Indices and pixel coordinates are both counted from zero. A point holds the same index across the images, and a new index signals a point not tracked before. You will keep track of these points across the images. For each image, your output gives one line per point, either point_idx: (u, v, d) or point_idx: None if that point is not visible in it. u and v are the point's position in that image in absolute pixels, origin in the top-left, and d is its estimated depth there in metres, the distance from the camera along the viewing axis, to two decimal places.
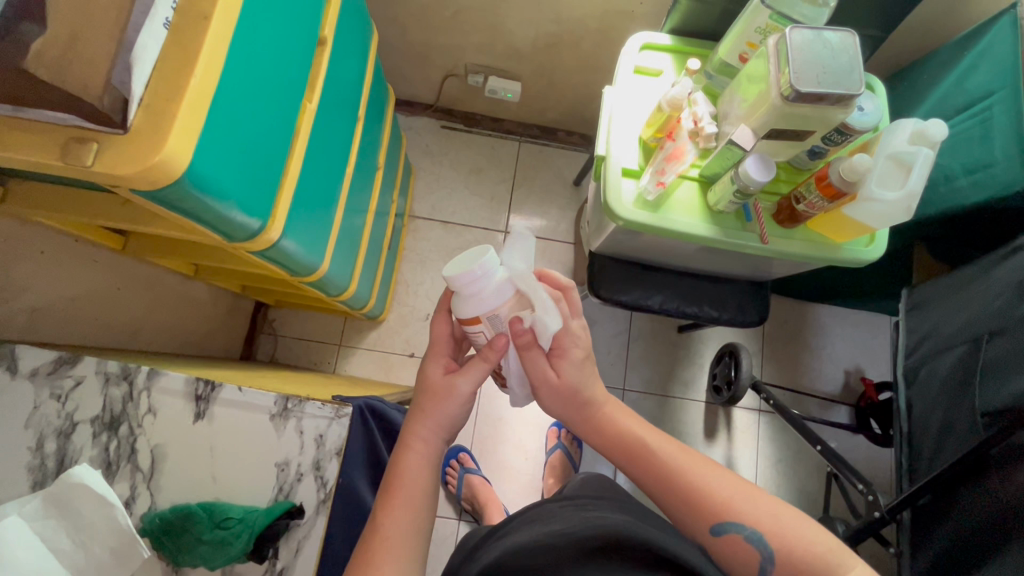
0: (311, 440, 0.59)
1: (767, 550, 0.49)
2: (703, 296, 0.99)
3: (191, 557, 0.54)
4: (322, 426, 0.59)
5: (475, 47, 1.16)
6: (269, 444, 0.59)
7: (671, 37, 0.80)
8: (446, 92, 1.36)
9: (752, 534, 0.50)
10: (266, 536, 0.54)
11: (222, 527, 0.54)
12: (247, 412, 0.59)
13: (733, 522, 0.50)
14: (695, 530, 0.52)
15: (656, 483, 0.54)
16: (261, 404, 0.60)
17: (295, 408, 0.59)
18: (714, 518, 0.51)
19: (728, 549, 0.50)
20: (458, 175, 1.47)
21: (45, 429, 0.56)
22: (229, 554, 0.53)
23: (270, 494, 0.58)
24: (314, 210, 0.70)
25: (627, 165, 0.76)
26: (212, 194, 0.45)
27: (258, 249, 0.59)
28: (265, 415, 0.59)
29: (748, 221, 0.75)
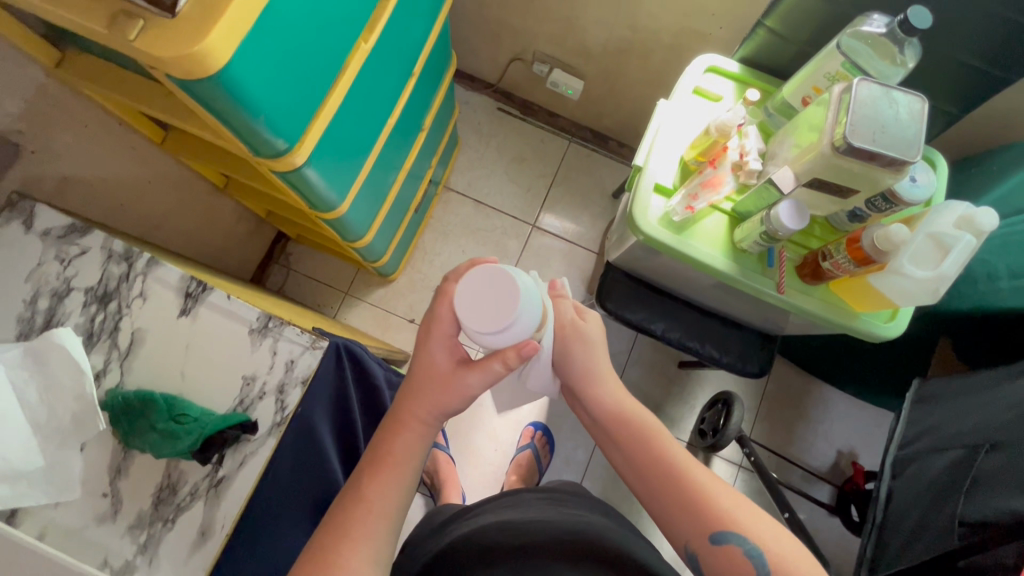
0: (282, 363, 0.60)
1: (763, 567, 0.49)
2: (708, 334, 0.97)
3: (141, 442, 0.55)
4: (296, 352, 0.60)
5: (545, 37, 1.16)
6: (242, 355, 0.60)
7: (738, 65, 0.79)
8: (509, 76, 1.36)
9: (751, 550, 0.50)
10: (215, 441, 0.55)
11: (177, 420, 0.55)
12: (229, 320, 0.61)
13: (735, 534, 0.51)
14: (690, 537, 0.53)
15: (656, 481, 0.55)
16: (244, 316, 0.61)
17: (274, 328, 0.61)
18: (715, 527, 0.51)
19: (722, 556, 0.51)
20: (502, 159, 1.47)
21: (43, 284, 0.58)
22: (176, 448, 0.54)
23: (230, 404, 0.59)
24: (346, 149, 0.71)
25: (661, 182, 0.75)
26: (244, 102, 0.46)
27: (280, 170, 0.60)
28: (245, 328, 0.61)
29: (769, 267, 0.73)
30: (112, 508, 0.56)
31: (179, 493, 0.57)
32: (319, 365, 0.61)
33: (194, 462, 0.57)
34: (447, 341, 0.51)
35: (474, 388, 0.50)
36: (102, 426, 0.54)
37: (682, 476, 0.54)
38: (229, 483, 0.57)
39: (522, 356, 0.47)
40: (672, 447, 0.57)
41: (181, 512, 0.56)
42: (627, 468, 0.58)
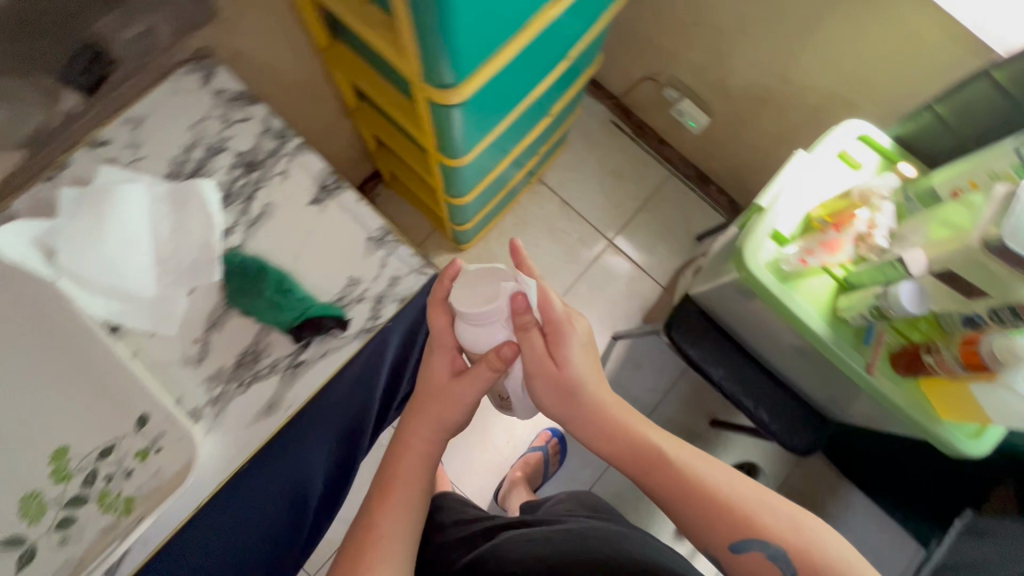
0: (388, 277, 0.58)
1: (786, 567, 0.55)
2: (763, 395, 0.95)
3: (246, 304, 0.55)
4: (403, 272, 0.58)
5: (688, 64, 1.17)
6: (353, 257, 0.58)
7: (891, 142, 0.77)
8: (638, 93, 1.37)
9: (773, 553, 0.55)
10: (313, 322, 0.54)
11: (285, 293, 0.55)
12: (353, 221, 0.59)
13: (756, 540, 0.56)
14: (715, 544, 0.58)
15: (669, 491, 0.58)
16: (365, 223, 0.59)
17: (391, 243, 0.58)
18: (736, 535, 0.56)
19: (747, 562, 0.56)
20: (600, 170, 1.48)
21: (201, 137, 0.59)
22: (278, 319, 0.54)
23: (332, 295, 0.57)
24: (493, 105, 0.73)
25: (779, 229, 0.74)
26: (447, 16, 0.50)
27: (439, 101, 0.62)
28: (364, 233, 0.58)
29: (864, 343, 0.72)
30: (198, 354, 0.55)
31: (259, 364, 0.55)
32: (421, 289, 0.58)
33: (286, 336, 0.56)
34: (448, 355, 0.58)
35: (468, 399, 0.57)
36: (217, 279, 0.56)
37: (698, 487, 0.58)
38: (307, 369, 0.55)
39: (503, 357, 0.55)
40: (677, 455, 0.60)
41: (255, 380, 0.55)
42: (648, 483, 0.60)
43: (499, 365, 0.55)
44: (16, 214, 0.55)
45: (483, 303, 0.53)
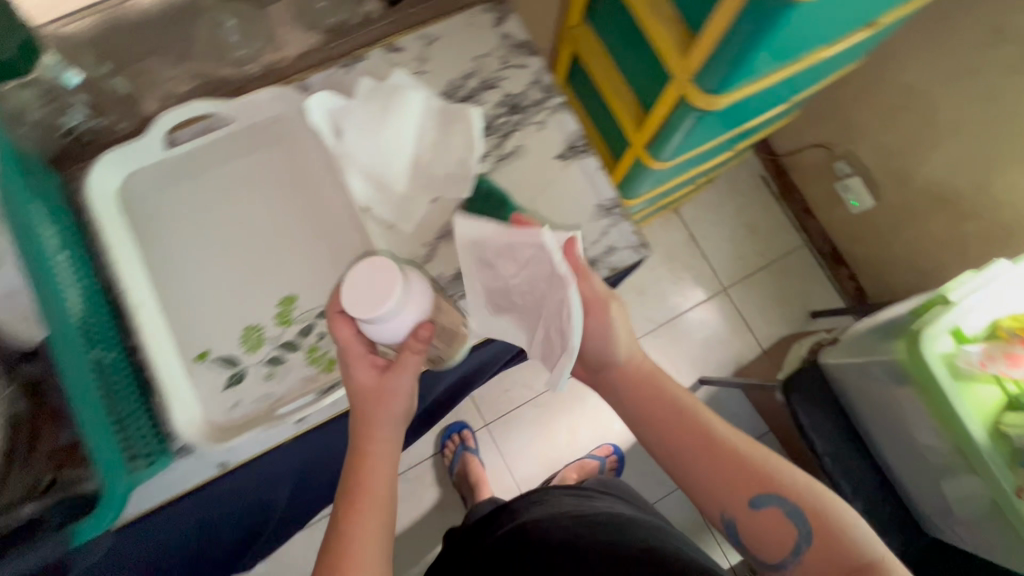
0: (603, 245, 0.61)
1: (805, 527, 0.51)
2: (860, 483, 0.93)
3: None
4: (620, 245, 0.61)
5: (874, 145, 1.16)
6: (580, 216, 0.61)
7: None
8: (801, 157, 1.37)
9: (790, 510, 0.51)
10: None
11: None
12: (589, 185, 0.62)
13: (773, 494, 0.52)
14: (731, 503, 0.54)
15: (691, 453, 0.55)
16: (600, 190, 0.62)
17: (617, 215, 0.62)
18: (756, 489, 0.53)
19: (763, 522, 0.52)
20: (735, 218, 1.48)
21: (479, 70, 0.64)
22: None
23: None
24: (721, 122, 0.76)
25: (963, 326, 0.74)
26: (767, 25, 0.54)
27: (695, 102, 0.66)
28: (595, 199, 0.62)
29: (1019, 465, 0.72)
30: (425, 256, 0.60)
31: None
32: (630, 266, 0.61)
33: None
34: (363, 356, 0.49)
35: (410, 383, 0.49)
36: (464, 195, 0.60)
37: (713, 439, 0.55)
38: None
39: (418, 339, 0.46)
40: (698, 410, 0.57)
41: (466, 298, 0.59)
42: (662, 451, 0.57)
43: (418, 348, 0.47)
44: (311, 86, 0.62)
45: (379, 302, 0.43)
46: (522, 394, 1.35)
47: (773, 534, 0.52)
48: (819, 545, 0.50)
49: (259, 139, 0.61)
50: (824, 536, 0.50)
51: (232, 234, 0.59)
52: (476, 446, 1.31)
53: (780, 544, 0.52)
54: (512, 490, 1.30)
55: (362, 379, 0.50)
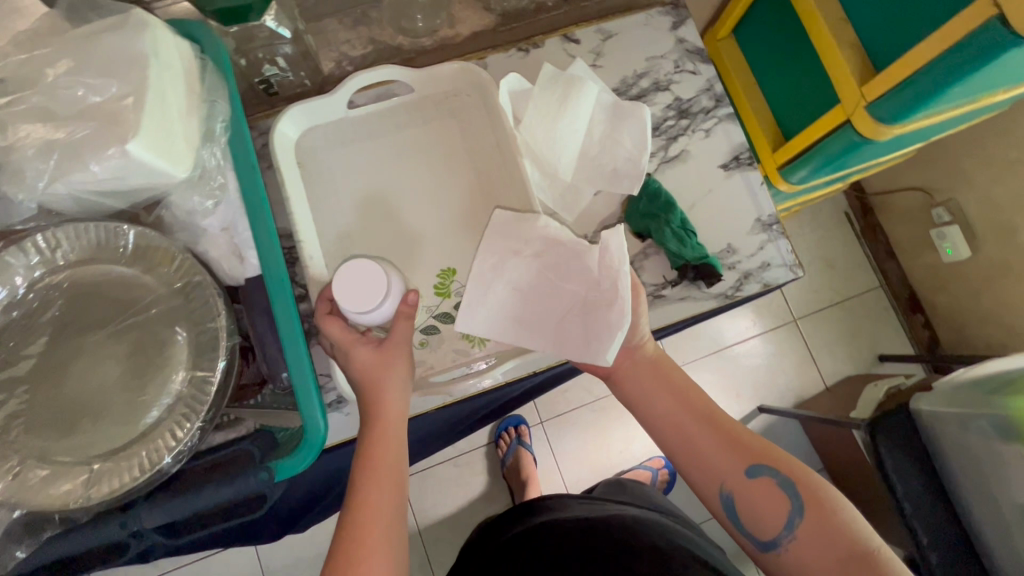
0: (760, 259, 0.61)
1: (796, 498, 0.52)
2: (939, 537, 0.90)
3: (646, 223, 0.60)
4: (776, 261, 0.61)
5: (981, 196, 1.15)
6: (738, 228, 0.62)
7: None
8: (894, 198, 1.35)
9: (784, 483, 0.53)
10: (699, 267, 0.58)
11: (684, 230, 0.59)
12: (749, 198, 0.62)
13: (765, 466, 0.54)
14: (726, 474, 0.55)
15: (699, 447, 0.57)
16: (761, 204, 0.62)
17: (775, 232, 0.61)
18: (750, 460, 0.55)
19: (758, 493, 0.54)
20: (813, 250, 1.47)
21: (652, 71, 0.65)
22: (681, 250, 0.58)
23: (711, 252, 0.61)
24: (866, 156, 0.76)
25: None
26: (970, 65, 0.53)
27: (858, 130, 0.66)
28: (755, 213, 0.62)
29: None
30: None
31: None
32: (783, 283, 0.61)
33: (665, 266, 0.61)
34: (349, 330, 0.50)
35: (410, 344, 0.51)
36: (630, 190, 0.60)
37: (714, 420, 0.57)
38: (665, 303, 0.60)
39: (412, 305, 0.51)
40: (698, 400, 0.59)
41: None
42: (660, 428, 0.59)
43: (411, 314, 0.50)
44: (487, 66, 0.63)
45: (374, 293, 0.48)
46: (581, 397, 1.35)
47: (765, 503, 0.54)
48: (811, 517, 0.51)
49: (434, 111, 0.62)
50: (815, 508, 0.52)
51: (399, 201, 0.61)
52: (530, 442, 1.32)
53: (774, 520, 0.53)
54: (560, 490, 1.31)
55: (351, 352, 0.50)
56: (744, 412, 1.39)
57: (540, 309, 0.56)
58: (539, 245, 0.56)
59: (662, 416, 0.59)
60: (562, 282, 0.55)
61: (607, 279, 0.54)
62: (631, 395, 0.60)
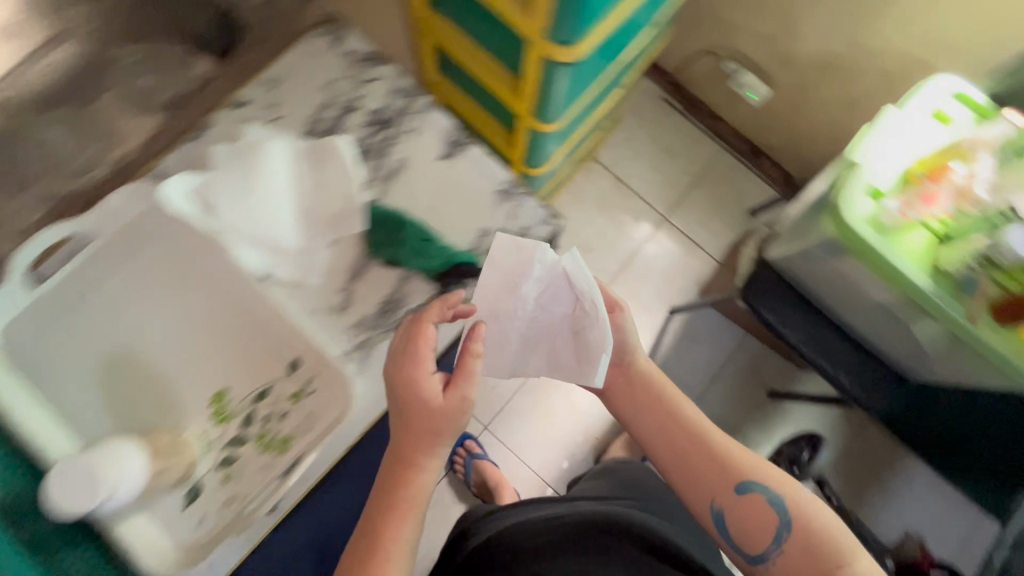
0: (517, 226, 0.60)
1: (785, 517, 0.62)
2: (837, 357, 0.97)
3: (390, 253, 0.57)
4: (533, 223, 0.60)
5: (752, 36, 1.18)
6: (484, 209, 0.60)
7: (984, 98, 0.78)
8: (693, 68, 1.38)
9: (773, 500, 0.63)
10: (458, 268, 0.57)
11: (426, 242, 0.57)
12: (481, 176, 0.61)
13: (753, 482, 0.64)
14: (719, 488, 0.65)
15: (695, 454, 0.66)
16: (495, 175, 0.61)
17: (519, 195, 0.60)
18: (740, 479, 0.64)
19: (748, 508, 0.63)
20: (652, 147, 1.50)
21: (335, 97, 0.61)
22: (427, 263, 0.56)
23: (471, 243, 0.59)
24: (592, 69, 0.76)
25: (876, 184, 0.76)
26: None
27: (554, 58, 0.66)
28: (493, 187, 0.60)
29: (965, 295, 0.72)
30: (342, 303, 0.57)
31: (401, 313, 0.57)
32: (551, 238, 0.61)
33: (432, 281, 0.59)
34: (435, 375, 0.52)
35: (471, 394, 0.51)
36: (358, 229, 0.58)
37: (704, 434, 0.67)
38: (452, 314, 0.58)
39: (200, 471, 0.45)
40: (688, 409, 0.69)
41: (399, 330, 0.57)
42: (654, 431, 0.69)
43: (475, 350, 0.51)
44: (164, 171, 0.58)
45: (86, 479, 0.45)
46: (510, 385, 1.35)
47: (751, 516, 0.63)
48: (797, 528, 0.61)
49: (128, 245, 0.56)
50: (806, 525, 0.61)
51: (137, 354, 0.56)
52: (484, 450, 1.31)
53: (765, 532, 0.63)
54: (531, 478, 1.31)
55: (432, 397, 0.51)
56: (660, 322, 1.42)
57: (538, 337, 0.56)
58: (540, 274, 0.54)
59: (658, 417, 0.69)
60: (552, 305, 0.55)
61: (583, 302, 0.55)
62: (642, 399, 0.70)
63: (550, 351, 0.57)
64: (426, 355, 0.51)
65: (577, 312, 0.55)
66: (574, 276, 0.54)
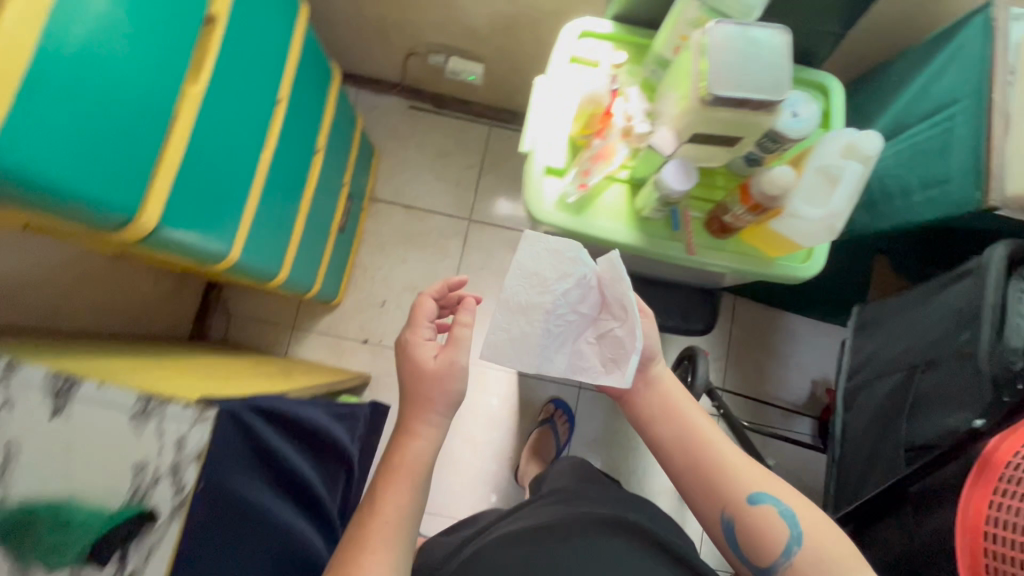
0: (172, 443, 0.53)
1: (796, 531, 0.51)
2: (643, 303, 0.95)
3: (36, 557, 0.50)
4: (184, 432, 0.54)
5: (431, 26, 1.11)
6: (126, 444, 0.53)
7: (613, 24, 0.75)
8: (410, 73, 1.31)
9: (784, 511, 0.52)
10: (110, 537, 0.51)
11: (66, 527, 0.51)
12: (105, 412, 0.52)
13: (768, 495, 0.52)
14: (724, 496, 0.53)
15: (686, 459, 0.56)
16: (121, 402, 0.53)
17: (156, 409, 0.53)
18: (753, 487, 0.53)
19: (757, 518, 0.52)
20: (425, 159, 1.43)
21: None
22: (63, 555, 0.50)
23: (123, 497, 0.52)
24: (219, 197, 0.66)
25: (551, 164, 0.72)
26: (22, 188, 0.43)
27: (133, 238, 0.56)
28: (124, 415, 0.53)
29: (676, 231, 0.70)
30: None
31: None
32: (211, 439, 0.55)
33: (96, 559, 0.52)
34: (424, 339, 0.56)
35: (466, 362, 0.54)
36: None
37: (707, 445, 0.55)
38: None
39: None
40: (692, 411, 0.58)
41: None
42: (664, 442, 0.57)
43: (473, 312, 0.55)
44: None
45: None
46: None
47: (761, 527, 0.52)
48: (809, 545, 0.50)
49: None
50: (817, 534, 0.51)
51: None
52: None
53: (774, 546, 0.51)
54: None
55: (424, 360, 0.55)
56: None
57: (561, 335, 0.55)
58: (560, 270, 0.54)
59: (656, 421, 0.58)
60: (560, 306, 0.54)
61: (605, 295, 0.55)
62: (633, 414, 0.60)
63: (572, 354, 0.56)
64: (425, 335, 0.57)
65: (604, 317, 0.55)
66: (608, 284, 0.54)
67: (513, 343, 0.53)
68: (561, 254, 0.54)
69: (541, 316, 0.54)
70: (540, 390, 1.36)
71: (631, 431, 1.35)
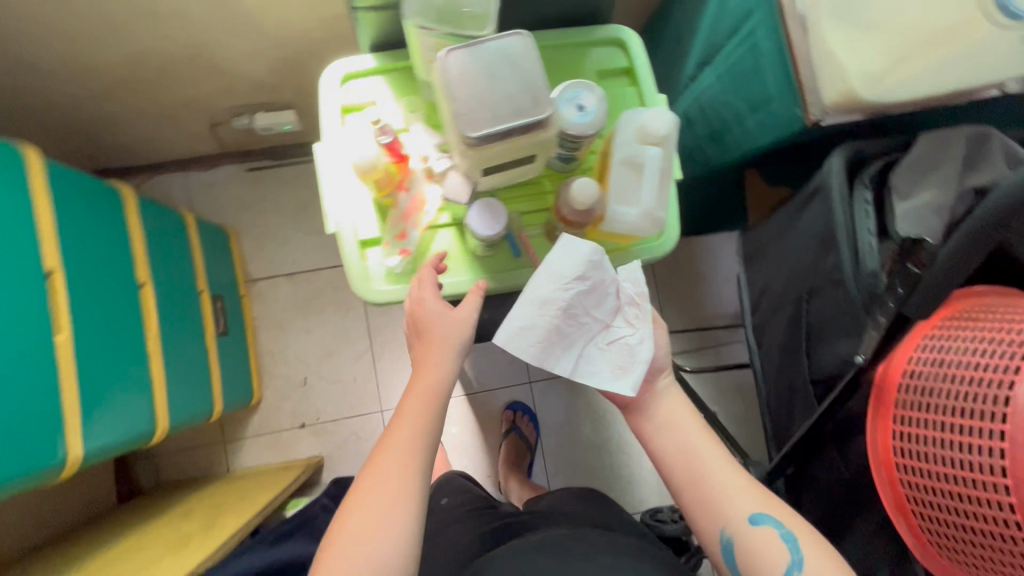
0: None
1: (799, 554, 0.46)
2: None
3: None
4: None
5: (216, 94, 0.98)
6: None
7: (374, 56, 0.65)
8: (228, 141, 1.17)
9: (788, 535, 0.47)
10: None
11: None
12: None
13: (771, 516, 0.47)
14: (726, 514, 0.48)
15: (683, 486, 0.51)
16: None
17: None
18: (756, 506, 0.48)
19: (755, 544, 0.47)
20: (287, 219, 1.31)
21: None
22: None
23: None
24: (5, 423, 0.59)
25: (366, 236, 0.64)
26: None
27: None
28: None
29: (518, 256, 0.63)
30: None
31: None
32: None
33: None
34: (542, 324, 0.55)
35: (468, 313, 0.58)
36: None
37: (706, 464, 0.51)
38: None
39: None
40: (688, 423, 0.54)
41: None
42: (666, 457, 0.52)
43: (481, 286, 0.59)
44: None
45: None
46: None
47: (763, 554, 0.46)
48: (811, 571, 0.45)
49: None
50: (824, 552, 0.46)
51: None
52: None
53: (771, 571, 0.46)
54: None
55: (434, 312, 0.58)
56: None
57: (570, 340, 0.55)
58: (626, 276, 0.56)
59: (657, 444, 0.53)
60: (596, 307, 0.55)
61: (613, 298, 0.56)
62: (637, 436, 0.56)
63: (581, 360, 0.55)
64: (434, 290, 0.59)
65: (616, 323, 0.56)
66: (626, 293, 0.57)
67: (526, 335, 0.53)
68: (584, 259, 0.54)
69: (558, 313, 0.54)
70: (491, 402, 1.29)
71: (593, 410, 1.31)
